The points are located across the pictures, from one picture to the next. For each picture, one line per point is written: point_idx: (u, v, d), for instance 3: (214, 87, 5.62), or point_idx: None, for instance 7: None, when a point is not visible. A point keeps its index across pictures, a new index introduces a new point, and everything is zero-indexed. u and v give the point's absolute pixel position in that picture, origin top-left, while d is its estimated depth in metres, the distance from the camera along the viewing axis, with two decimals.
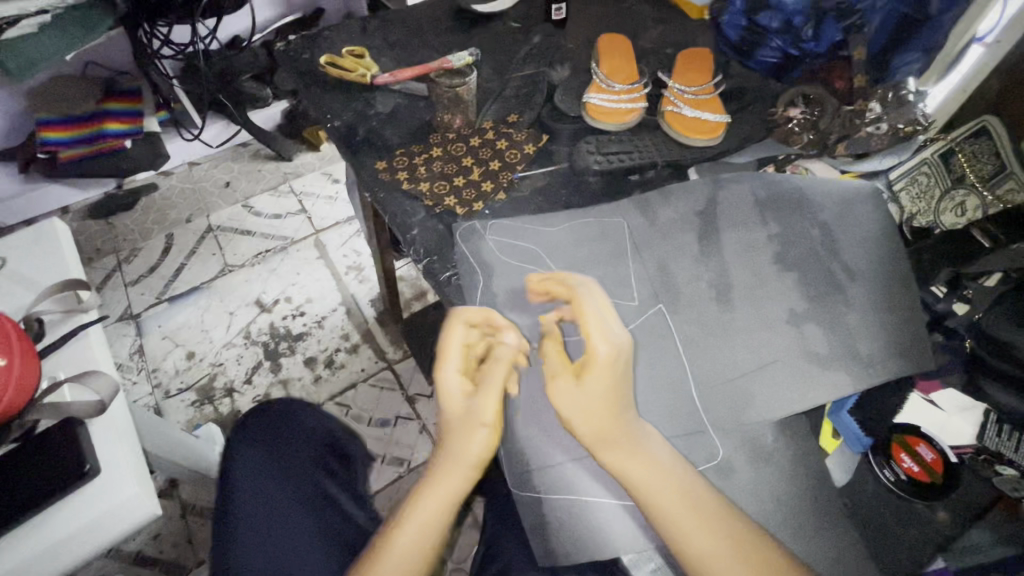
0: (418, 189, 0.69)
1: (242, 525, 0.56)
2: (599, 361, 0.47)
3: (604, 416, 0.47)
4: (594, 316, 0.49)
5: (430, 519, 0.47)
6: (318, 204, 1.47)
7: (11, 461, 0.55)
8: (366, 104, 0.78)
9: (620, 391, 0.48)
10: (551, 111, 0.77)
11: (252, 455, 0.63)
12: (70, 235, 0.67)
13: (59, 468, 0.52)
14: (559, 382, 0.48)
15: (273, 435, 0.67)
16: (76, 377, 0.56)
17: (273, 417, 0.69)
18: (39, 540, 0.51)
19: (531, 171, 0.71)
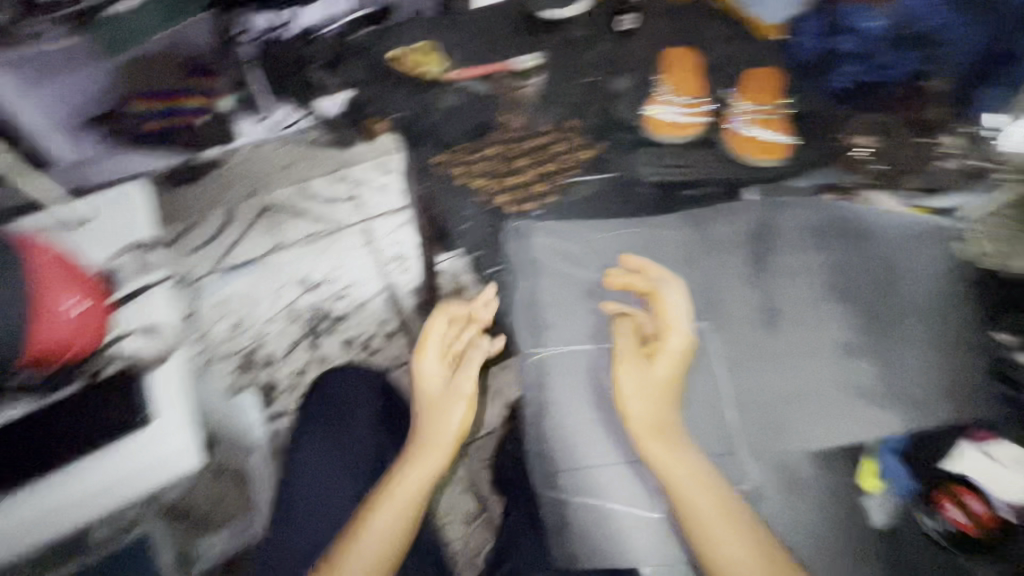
0: (474, 184, 0.74)
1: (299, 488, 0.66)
2: (672, 347, 0.52)
3: (658, 399, 0.50)
4: (679, 306, 0.53)
5: (420, 480, 0.54)
6: None
7: (76, 402, 0.63)
8: (431, 99, 0.80)
9: (679, 385, 0.51)
10: (608, 118, 0.77)
11: (309, 446, 0.69)
12: (148, 198, 0.76)
13: (119, 406, 0.64)
14: (627, 363, 0.52)
15: (333, 416, 0.72)
16: (149, 328, 0.68)
17: (326, 398, 0.74)
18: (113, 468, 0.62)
19: (587, 177, 0.73)
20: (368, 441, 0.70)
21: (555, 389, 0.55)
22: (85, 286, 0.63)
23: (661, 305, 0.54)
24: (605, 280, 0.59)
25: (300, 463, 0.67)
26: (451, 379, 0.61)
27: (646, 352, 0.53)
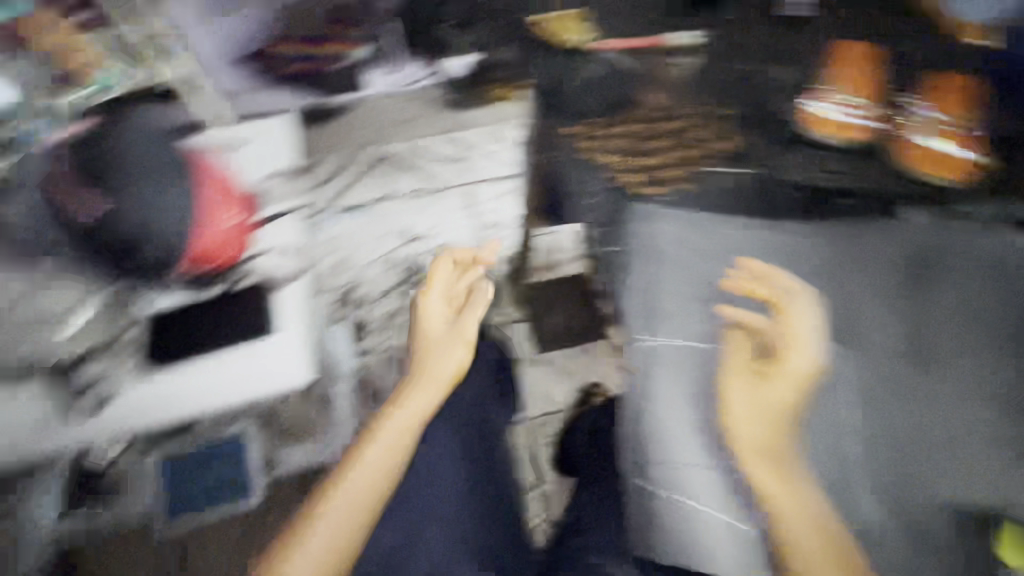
0: (605, 161, 0.77)
1: None
2: (795, 369, 0.49)
3: (769, 421, 0.48)
4: (803, 321, 0.52)
5: (415, 412, 0.60)
6: None
7: (214, 304, 0.70)
8: (570, 66, 0.79)
9: (797, 410, 0.49)
10: (755, 109, 0.73)
11: None
12: (291, 123, 0.79)
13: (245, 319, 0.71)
14: (742, 378, 0.50)
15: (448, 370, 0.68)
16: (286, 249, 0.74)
17: None
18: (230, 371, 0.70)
19: (723, 169, 0.71)
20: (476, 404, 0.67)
21: (665, 382, 0.54)
22: (242, 203, 0.71)
23: (788, 321, 0.52)
24: (723, 284, 0.56)
25: None
26: (454, 320, 0.68)
27: (762, 367, 0.51)
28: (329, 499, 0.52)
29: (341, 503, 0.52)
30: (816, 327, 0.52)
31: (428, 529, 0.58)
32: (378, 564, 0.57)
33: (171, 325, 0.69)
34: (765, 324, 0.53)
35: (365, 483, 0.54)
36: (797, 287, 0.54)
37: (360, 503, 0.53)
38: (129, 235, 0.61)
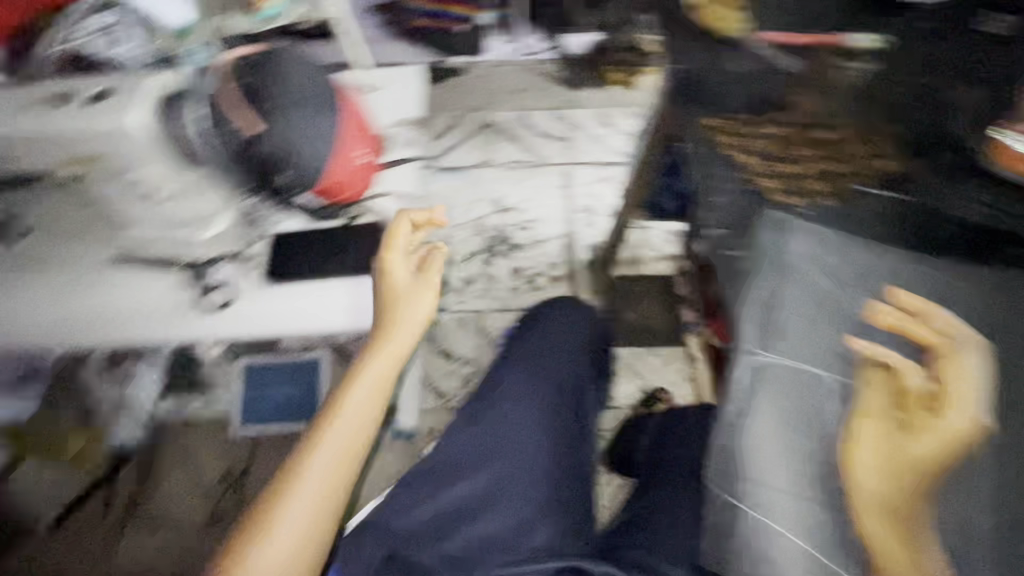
0: (741, 161, 0.70)
1: (499, 396, 0.72)
2: (950, 429, 0.46)
3: (903, 476, 0.46)
4: (969, 380, 0.47)
5: (383, 368, 0.67)
6: (586, 139, 1.66)
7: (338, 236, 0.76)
8: (723, 49, 0.72)
9: (938, 467, 0.47)
10: (931, 129, 0.66)
11: (518, 364, 0.76)
12: (419, 81, 0.89)
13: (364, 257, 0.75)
14: (876, 424, 0.49)
15: (543, 347, 0.77)
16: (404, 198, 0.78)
17: (541, 330, 0.80)
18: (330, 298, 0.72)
19: (872, 190, 0.67)
20: (569, 381, 0.75)
21: (768, 407, 0.53)
22: (362, 138, 0.71)
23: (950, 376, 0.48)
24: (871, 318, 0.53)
25: (506, 376, 0.74)
26: (416, 277, 0.70)
27: (906, 416, 0.48)
28: (305, 469, 0.61)
29: (315, 471, 0.61)
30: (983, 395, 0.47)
31: (510, 482, 0.66)
32: (463, 502, 0.65)
33: (293, 246, 0.75)
34: (922, 370, 0.49)
35: (330, 455, 0.62)
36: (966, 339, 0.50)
37: (328, 469, 0.61)
38: (267, 158, 0.65)
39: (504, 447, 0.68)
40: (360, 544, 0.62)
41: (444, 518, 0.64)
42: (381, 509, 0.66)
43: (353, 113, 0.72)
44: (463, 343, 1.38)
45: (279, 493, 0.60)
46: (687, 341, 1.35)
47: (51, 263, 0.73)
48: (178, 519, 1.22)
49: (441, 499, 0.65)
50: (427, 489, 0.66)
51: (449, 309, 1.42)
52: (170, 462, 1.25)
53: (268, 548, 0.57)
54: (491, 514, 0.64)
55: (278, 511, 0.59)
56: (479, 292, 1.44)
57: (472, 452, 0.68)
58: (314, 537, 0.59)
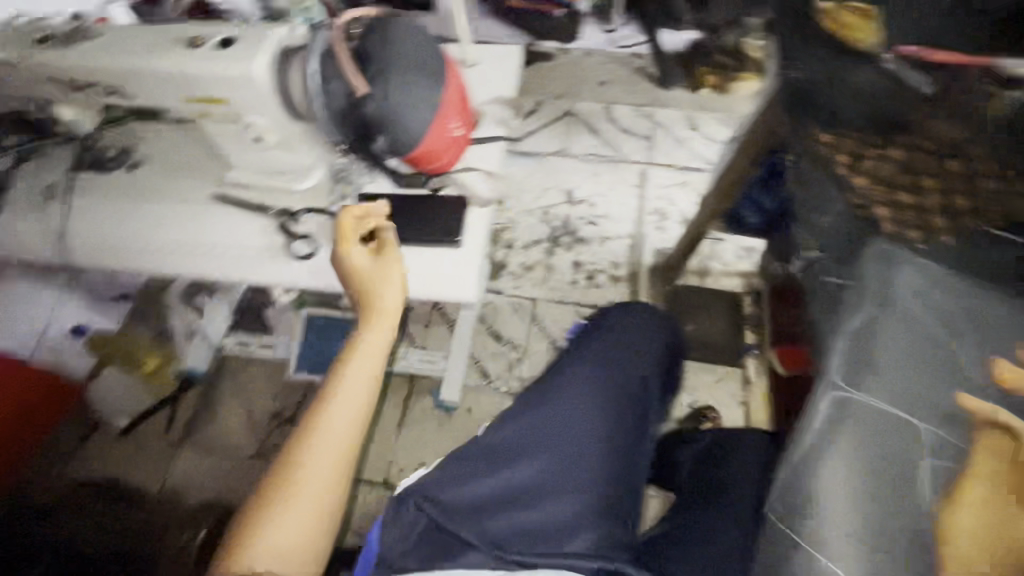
0: (851, 183, 0.62)
1: (565, 386, 0.73)
2: None
3: (1007, 546, 0.44)
4: None
5: (375, 344, 0.61)
6: (668, 141, 1.61)
7: (414, 202, 0.75)
8: (846, 66, 0.70)
9: None
10: None
11: (586, 359, 0.76)
12: (517, 63, 0.91)
13: (433, 224, 0.72)
14: (989, 484, 0.47)
15: (613, 348, 0.78)
16: (488, 174, 0.77)
17: (613, 331, 0.81)
18: None
19: (1002, 235, 0.60)
20: (636, 387, 0.75)
21: (840, 442, 0.51)
22: (462, 110, 0.69)
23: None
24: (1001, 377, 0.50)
25: (574, 368, 0.75)
26: (376, 257, 0.64)
27: None
28: (309, 442, 0.55)
29: (321, 441, 0.55)
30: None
31: (563, 477, 0.66)
32: (515, 485, 0.64)
33: None
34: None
35: (336, 425, 0.56)
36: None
37: (335, 440, 0.56)
38: (369, 121, 0.63)
39: (561, 441, 0.68)
40: (403, 510, 0.61)
41: (493, 499, 0.63)
42: (429, 479, 0.64)
43: (458, 81, 0.69)
44: (513, 327, 1.38)
45: (285, 466, 0.55)
46: (745, 363, 1.29)
47: (159, 191, 0.79)
48: (226, 447, 1.28)
49: (493, 480, 0.64)
50: (481, 471, 0.65)
51: (504, 292, 1.43)
52: (224, 395, 1.33)
53: (278, 523, 0.52)
54: (543, 504, 0.63)
55: (285, 484, 0.53)
56: (536, 280, 1.44)
57: (528, 441, 0.68)
58: (320, 512, 0.54)
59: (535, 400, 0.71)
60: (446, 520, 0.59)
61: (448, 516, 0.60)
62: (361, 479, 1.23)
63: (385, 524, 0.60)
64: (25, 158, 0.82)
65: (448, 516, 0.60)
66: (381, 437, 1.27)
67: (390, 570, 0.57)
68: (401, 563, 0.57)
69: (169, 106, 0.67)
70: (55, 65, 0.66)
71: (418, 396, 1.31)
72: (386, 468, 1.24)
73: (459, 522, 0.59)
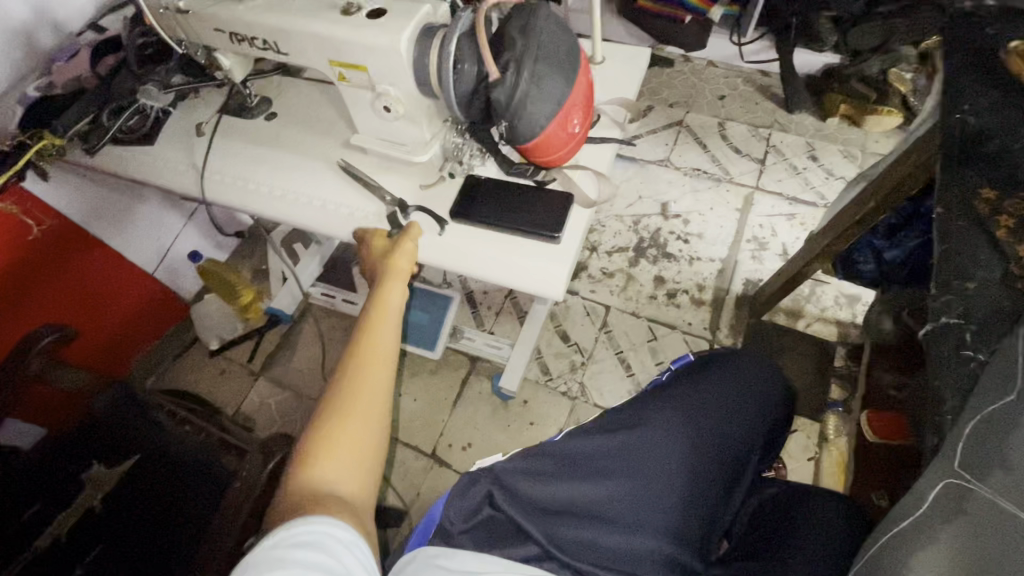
0: (1013, 251, 0.56)
1: (656, 416, 0.71)
2: None
3: None
4: None
5: (394, 305, 0.68)
6: (781, 167, 1.50)
7: (519, 192, 0.75)
8: (1022, 121, 0.64)
9: None
10: None
11: (683, 394, 0.74)
12: (647, 65, 0.88)
13: (534, 217, 0.72)
14: None
15: (717, 388, 0.75)
16: (596, 173, 0.75)
17: (720, 372, 0.77)
18: (494, 251, 0.72)
19: None
20: (734, 434, 0.72)
21: (953, 541, 0.46)
22: (585, 107, 0.68)
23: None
24: None
25: (667, 400, 0.73)
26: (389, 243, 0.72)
27: None
28: (349, 395, 0.61)
29: (367, 381, 0.62)
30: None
31: (642, 505, 0.64)
32: (591, 503, 0.64)
33: (480, 193, 0.76)
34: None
35: (378, 369, 0.64)
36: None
37: (379, 386, 0.62)
38: (495, 106, 0.64)
39: (646, 467, 0.66)
40: (473, 489, 0.64)
41: (566, 506, 0.64)
42: (505, 467, 0.68)
43: (587, 77, 0.68)
44: (582, 330, 1.37)
45: (336, 403, 0.61)
46: (825, 420, 1.19)
47: (289, 142, 0.85)
48: (296, 387, 1.38)
49: (570, 487, 0.65)
50: (561, 475, 0.66)
51: (579, 294, 1.41)
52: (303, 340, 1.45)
53: (334, 450, 0.58)
54: (617, 529, 0.62)
55: (339, 413, 0.60)
56: (613, 288, 1.41)
57: (611, 458, 0.68)
58: (368, 442, 0.60)
59: (623, 423, 0.71)
60: (518, 516, 0.62)
61: (518, 509, 0.63)
62: (409, 445, 1.28)
63: (449, 499, 0.64)
64: (185, 96, 0.91)
65: (520, 510, 0.63)
66: (435, 410, 1.31)
67: (447, 541, 0.61)
68: (458, 538, 0.61)
69: (313, 65, 0.72)
70: (226, 16, 0.72)
71: (477, 378, 1.34)
72: (435, 440, 1.28)
73: (530, 519, 0.62)
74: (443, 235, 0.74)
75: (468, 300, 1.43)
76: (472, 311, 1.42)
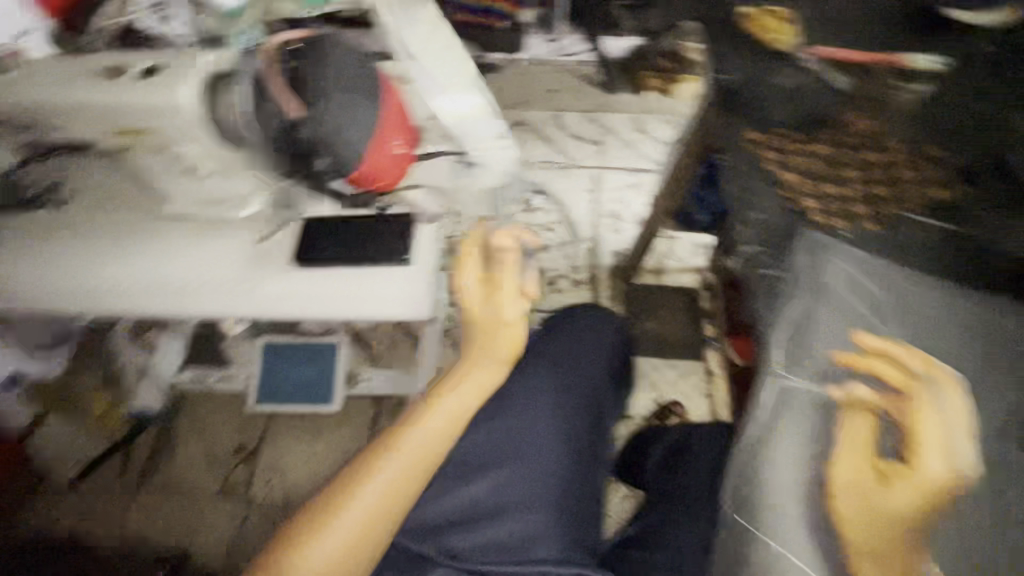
0: (783, 177, 0.67)
1: (510, 406, 0.83)
2: (921, 476, 0.51)
3: (884, 521, 0.52)
4: (934, 421, 0.53)
5: (479, 380, 0.71)
6: (618, 145, 1.64)
7: (362, 223, 0.73)
8: (770, 66, 0.74)
9: (923, 508, 0.52)
10: (985, 153, 0.65)
11: (529, 378, 0.86)
12: None
13: (381, 245, 0.71)
14: (860, 473, 0.54)
15: (557, 364, 0.89)
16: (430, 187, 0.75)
17: (560, 347, 0.91)
18: (354, 288, 0.70)
19: (924, 220, 0.64)
20: (579, 397, 0.86)
21: None
22: (400, 127, 0.69)
23: (912, 419, 0.53)
24: (835, 357, 0.59)
25: (517, 386, 0.84)
26: (490, 306, 0.73)
27: (882, 469, 0.53)
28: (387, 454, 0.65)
29: (405, 444, 0.66)
30: (965, 426, 0.53)
31: (518, 488, 0.77)
32: (473, 501, 0.77)
33: (320, 232, 0.73)
34: (889, 403, 0.55)
35: (425, 439, 0.66)
36: (934, 379, 0.55)
37: (410, 456, 0.65)
38: (307, 143, 0.62)
39: (512, 456, 0.80)
40: None
41: (455, 515, 0.77)
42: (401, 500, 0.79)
43: (388, 92, 0.68)
44: None
45: (376, 452, 0.66)
46: (706, 356, 1.33)
47: (94, 222, 0.76)
48: (195, 484, 1.26)
49: (455, 498, 0.78)
50: (447, 488, 0.79)
51: None
52: (185, 434, 1.30)
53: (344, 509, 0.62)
54: (497, 517, 0.75)
55: (371, 467, 0.64)
56: None
57: (482, 458, 0.80)
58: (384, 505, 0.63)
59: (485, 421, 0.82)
60: (411, 542, 0.75)
61: (413, 537, 0.75)
62: None
63: None
64: None
65: (415, 536, 0.75)
66: None
67: None
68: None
69: (95, 138, 0.64)
70: None
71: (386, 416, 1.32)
72: None
73: (425, 540, 0.75)
74: (293, 282, 0.71)
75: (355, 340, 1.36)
76: (362, 351, 1.35)
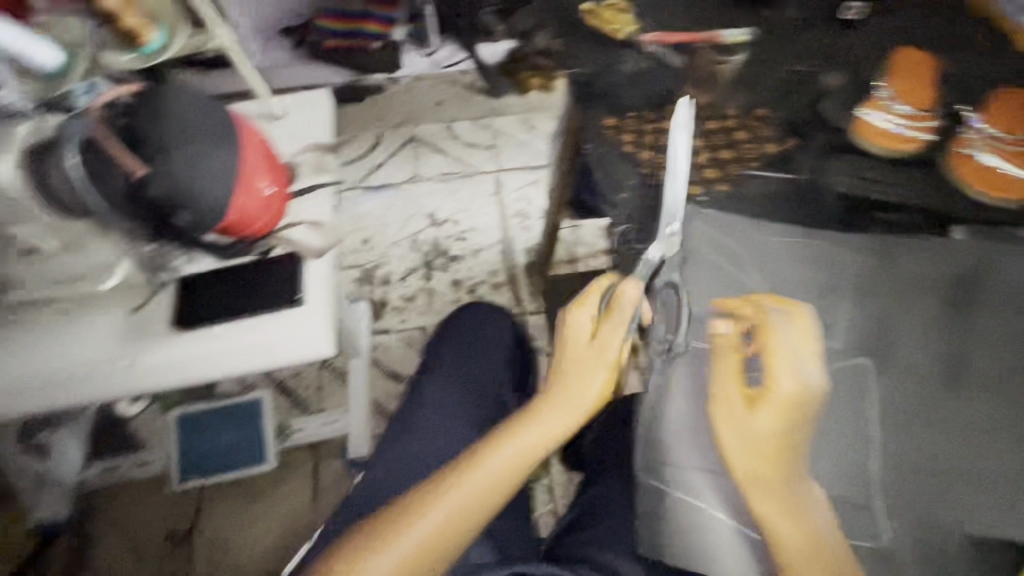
0: (641, 158, 0.77)
1: (421, 411, 0.83)
2: (775, 395, 0.56)
3: (763, 447, 0.56)
4: (781, 345, 0.58)
5: (559, 420, 0.63)
6: (512, 145, 1.67)
7: (245, 273, 0.71)
8: (615, 59, 0.81)
9: (788, 426, 0.56)
10: (805, 111, 0.76)
11: (437, 380, 0.87)
12: (329, 102, 0.86)
13: (267, 292, 0.69)
14: (729, 406, 0.58)
15: (462, 360, 0.90)
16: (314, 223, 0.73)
17: (462, 343, 0.93)
18: (242, 339, 0.67)
19: (764, 172, 0.74)
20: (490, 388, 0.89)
21: None
22: (264, 167, 0.66)
23: (765, 342, 0.58)
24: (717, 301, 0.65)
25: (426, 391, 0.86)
26: (595, 341, 0.66)
27: (749, 398, 0.58)
28: (432, 498, 0.58)
29: (455, 487, 0.58)
30: (809, 347, 0.58)
31: None
32: None
33: (201, 291, 0.70)
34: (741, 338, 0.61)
35: (480, 480, 0.59)
36: (781, 309, 0.59)
37: (455, 503, 0.58)
38: (158, 203, 0.58)
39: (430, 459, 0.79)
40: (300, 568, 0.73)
41: None
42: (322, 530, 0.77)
43: (252, 135, 0.67)
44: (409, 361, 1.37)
45: (418, 494, 0.59)
46: None
47: None
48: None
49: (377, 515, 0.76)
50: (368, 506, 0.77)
51: (392, 329, 1.42)
52: (106, 531, 1.19)
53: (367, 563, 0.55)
54: None
55: (411, 507, 0.58)
56: (419, 309, 1.44)
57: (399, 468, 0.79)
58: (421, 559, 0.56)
59: (399, 432, 0.82)
60: None
61: None
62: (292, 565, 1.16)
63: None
64: None
65: None
66: (299, 516, 1.20)
67: None
68: None
69: None
70: None
71: (326, 463, 1.25)
72: None
73: None
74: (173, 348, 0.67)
75: (280, 391, 1.29)
76: (288, 400, 1.29)
